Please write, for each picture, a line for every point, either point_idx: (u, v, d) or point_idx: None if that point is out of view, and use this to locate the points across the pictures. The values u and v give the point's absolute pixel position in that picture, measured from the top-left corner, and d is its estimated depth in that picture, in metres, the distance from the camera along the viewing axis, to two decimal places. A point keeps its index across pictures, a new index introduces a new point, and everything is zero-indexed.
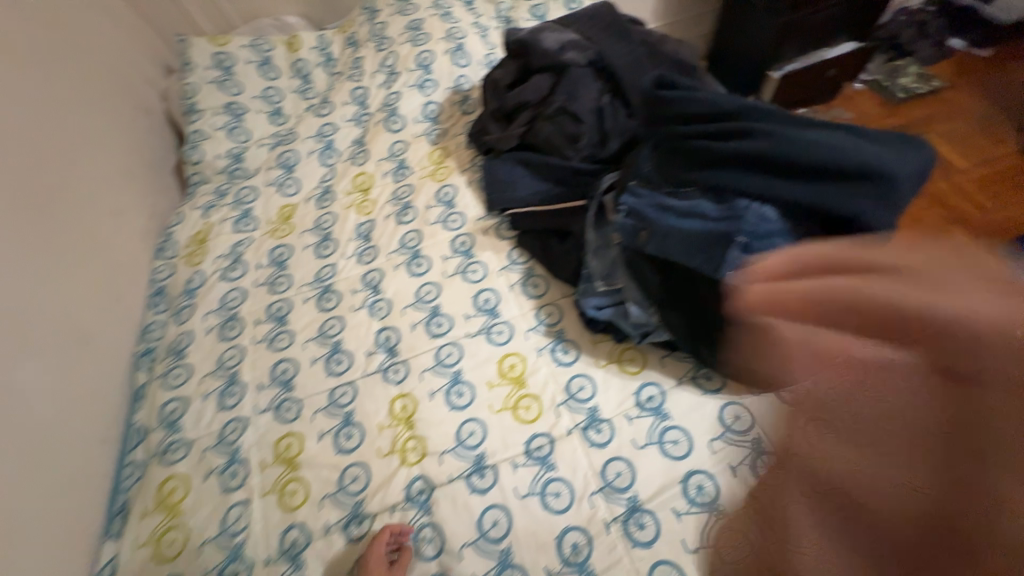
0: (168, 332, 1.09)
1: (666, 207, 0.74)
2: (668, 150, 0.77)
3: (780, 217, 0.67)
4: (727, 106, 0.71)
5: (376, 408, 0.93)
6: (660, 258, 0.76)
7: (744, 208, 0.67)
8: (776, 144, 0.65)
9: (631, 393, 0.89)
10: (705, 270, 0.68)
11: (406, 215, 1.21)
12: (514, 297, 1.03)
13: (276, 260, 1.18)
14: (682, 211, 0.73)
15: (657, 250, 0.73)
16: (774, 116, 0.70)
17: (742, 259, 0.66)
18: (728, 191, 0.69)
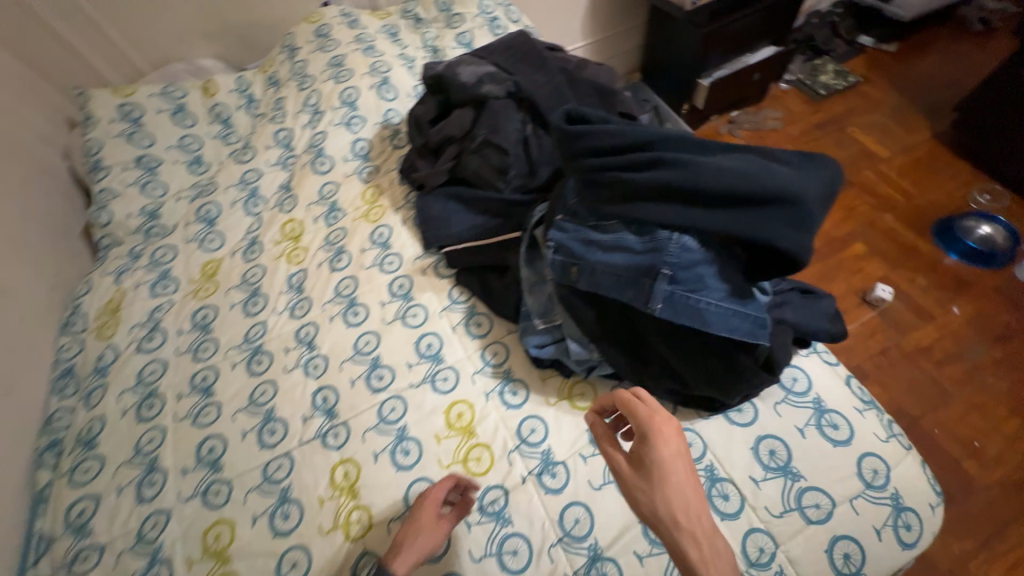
0: (78, 419, 0.98)
1: (592, 241, 0.73)
2: (587, 184, 0.75)
3: (700, 245, 0.66)
4: (637, 137, 0.71)
5: (315, 480, 0.85)
6: (593, 293, 0.74)
7: (665, 239, 0.66)
8: (688, 172, 0.64)
9: (583, 430, 0.85)
10: (636, 305, 0.68)
11: (340, 261, 1.14)
12: (458, 339, 0.98)
13: (200, 323, 1.09)
14: (608, 244, 0.72)
15: (589, 286, 0.72)
16: (682, 144, 0.70)
17: (669, 291, 0.66)
18: (648, 222, 0.68)
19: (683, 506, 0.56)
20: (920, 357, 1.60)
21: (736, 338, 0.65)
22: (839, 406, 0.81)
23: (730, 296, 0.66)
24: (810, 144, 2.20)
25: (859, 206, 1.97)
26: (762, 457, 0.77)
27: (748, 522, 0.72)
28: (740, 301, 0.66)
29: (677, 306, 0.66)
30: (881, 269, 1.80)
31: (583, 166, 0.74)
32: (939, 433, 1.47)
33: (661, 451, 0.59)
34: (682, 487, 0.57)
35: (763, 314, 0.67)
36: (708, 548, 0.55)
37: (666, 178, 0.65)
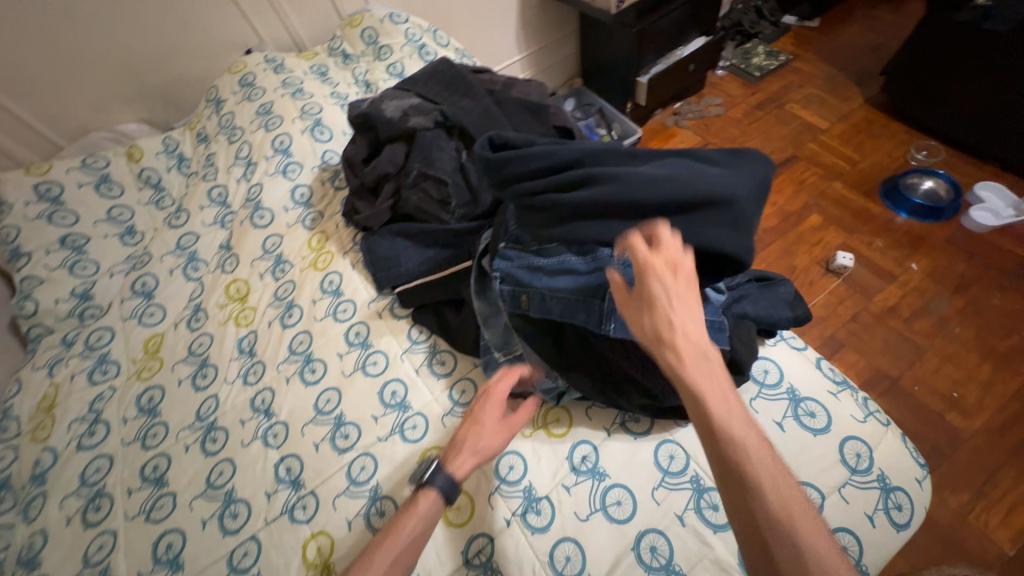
0: (17, 536, 0.89)
1: (537, 267, 0.73)
2: (523, 209, 0.75)
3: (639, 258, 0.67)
4: (564, 157, 0.72)
5: (285, 562, 0.79)
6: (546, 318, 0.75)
7: (606, 257, 0.68)
8: (616, 188, 0.65)
9: (563, 459, 0.81)
10: (590, 326, 0.68)
11: (291, 317, 1.08)
12: (423, 382, 0.93)
13: (146, 407, 1.01)
14: (552, 269, 0.73)
15: (541, 312, 0.73)
16: (609, 158, 0.72)
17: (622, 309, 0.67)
18: (586, 242, 0.69)
19: (669, 319, 0.52)
20: (889, 318, 1.63)
21: None
22: (813, 392, 0.79)
23: None
24: (754, 125, 2.25)
25: (808, 178, 2.02)
26: None
27: None
28: None
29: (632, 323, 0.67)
30: (839, 237, 1.84)
31: (517, 193, 0.75)
32: (919, 389, 1.49)
33: (655, 277, 0.54)
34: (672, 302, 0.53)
35: (719, 318, 0.72)
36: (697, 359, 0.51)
37: (595, 197, 0.66)
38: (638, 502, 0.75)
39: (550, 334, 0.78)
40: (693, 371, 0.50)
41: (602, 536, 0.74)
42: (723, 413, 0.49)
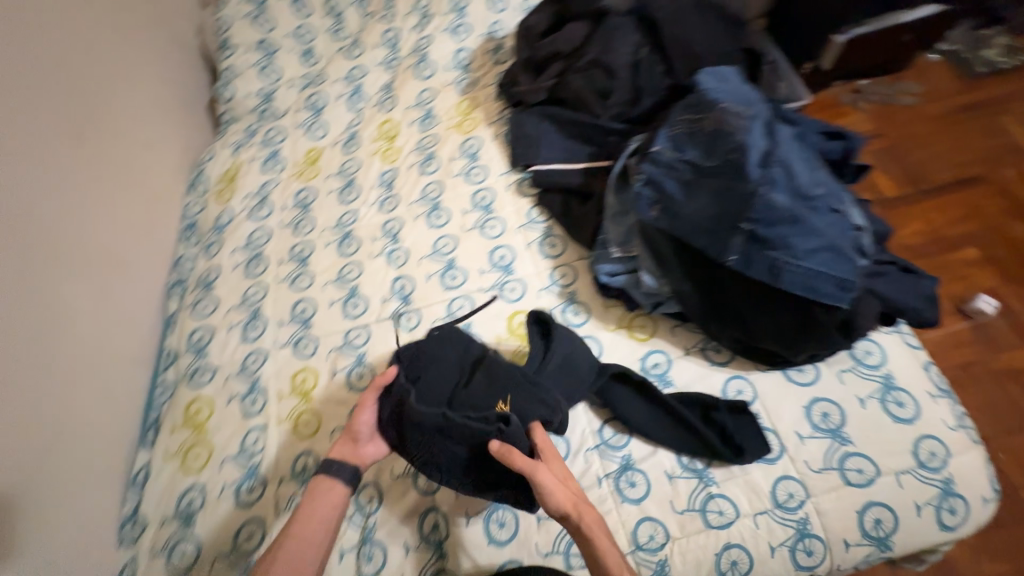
0: (199, 264, 1.14)
1: (677, 184, 0.74)
2: (724, 156, 0.70)
3: (653, 281, 0.80)
4: (731, 209, 0.68)
5: (386, 352, 0.95)
6: (617, 204, 0.85)
7: (639, 197, 0.78)
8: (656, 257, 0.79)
9: (637, 358, 0.88)
10: (618, 237, 0.84)
11: (430, 166, 1.19)
12: (530, 255, 1.02)
13: (301, 202, 1.19)
14: (654, 182, 0.77)
15: (616, 219, 0.85)
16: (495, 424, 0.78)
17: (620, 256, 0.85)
18: (663, 177, 0.76)
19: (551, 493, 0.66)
20: (1009, 380, 1.46)
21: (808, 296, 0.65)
22: (910, 386, 0.78)
23: (810, 260, 0.64)
24: (951, 129, 1.91)
25: (986, 208, 1.73)
26: (813, 417, 0.78)
27: (783, 469, 0.75)
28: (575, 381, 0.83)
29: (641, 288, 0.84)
30: (993, 281, 1.61)
31: (728, 144, 0.71)
32: (1004, 458, 1.37)
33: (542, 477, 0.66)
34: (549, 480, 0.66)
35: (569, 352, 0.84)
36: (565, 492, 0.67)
37: (662, 226, 0.75)
38: (686, 408, 0.80)
39: (620, 225, 0.85)
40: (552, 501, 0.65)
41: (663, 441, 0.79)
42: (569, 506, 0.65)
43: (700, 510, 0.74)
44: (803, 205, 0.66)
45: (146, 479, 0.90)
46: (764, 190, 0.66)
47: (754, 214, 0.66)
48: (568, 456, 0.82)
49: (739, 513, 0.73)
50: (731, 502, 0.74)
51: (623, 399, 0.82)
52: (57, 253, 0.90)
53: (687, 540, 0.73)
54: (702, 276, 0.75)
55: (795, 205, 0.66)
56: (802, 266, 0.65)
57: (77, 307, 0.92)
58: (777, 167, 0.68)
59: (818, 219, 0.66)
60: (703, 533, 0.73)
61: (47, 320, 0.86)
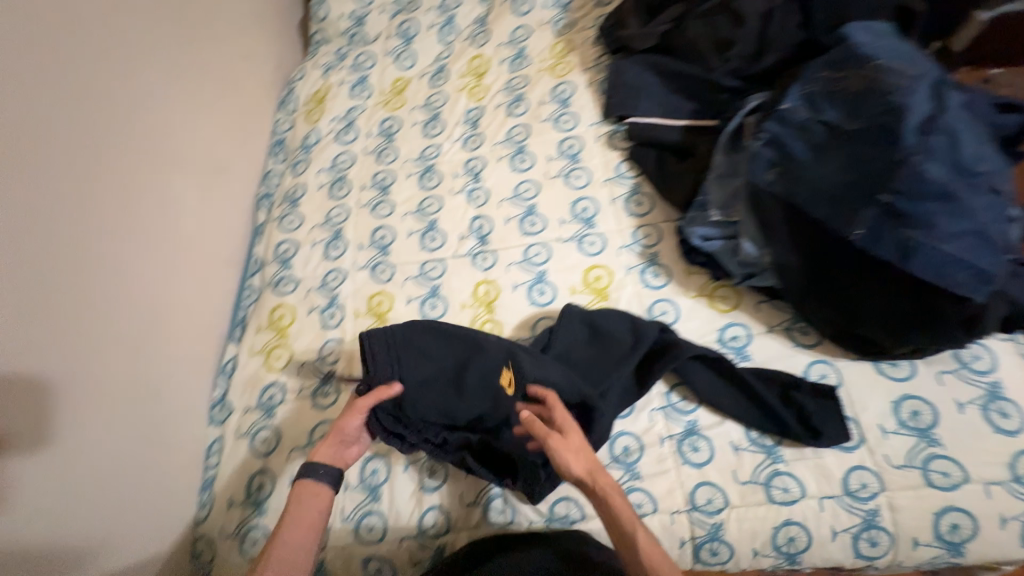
0: (286, 180, 1.18)
1: (804, 146, 0.69)
2: (869, 120, 0.64)
3: (753, 249, 0.76)
4: (868, 179, 0.63)
5: (461, 288, 0.97)
6: (725, 164, 0.81)
7: (756, 155, 0.73)
8: (760, 224, 0.75)
9: (715, 328, 0.86)
10: (720, 200, 0.80)
11: (518, 108, 1.15)
12: (615, 211, 0.99)
13: (386, 131, 1.19)
14: (777, 141, 0.72)
15: (720, 180, 0.81)
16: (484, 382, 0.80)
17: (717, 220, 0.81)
18: (790, 137, 0.71)
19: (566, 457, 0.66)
20: None
21: (940, 284, 0.60)
22: (1019, 398, 0.72)
23: (953, 245, 0.59)
24: None
25: None
26: (900, 413, 0.74)
27: (859, 460, 0.72)
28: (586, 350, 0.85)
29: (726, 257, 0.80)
30: None
31: (877, 106, 0.64)
32: None
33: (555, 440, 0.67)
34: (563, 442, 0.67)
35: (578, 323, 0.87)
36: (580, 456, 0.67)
37: (778, 190, 0.71)
38: (768, 391, 0.77)
39: (723, 188, 0.81)
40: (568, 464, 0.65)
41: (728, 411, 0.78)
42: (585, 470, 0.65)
43: (764, 485, 0.73)
44: (957, 184, 0.60)
45: (233, 370, 0.98)
46: (913, 161, 0.61)
47: (895, 187, 0.61)
48: (632, 412, 0.83)
49: (804, 494, 0.72)
50: (798, 482, 0.72)
51: (701, 376, 0.81)
52: (165, 152, 0.97)
53: (745, 510, 0.73)
54: (817, 249, 0.70)
55: (946, 183, 0.60)
56: (941, 250, 0.59)
57: (182, 203, 0.99)
58: (932, 138, 0.61)
59: (969, 202, 0.60)
60: (763, 506, 0.72)
61: (157, 212, 0.93)
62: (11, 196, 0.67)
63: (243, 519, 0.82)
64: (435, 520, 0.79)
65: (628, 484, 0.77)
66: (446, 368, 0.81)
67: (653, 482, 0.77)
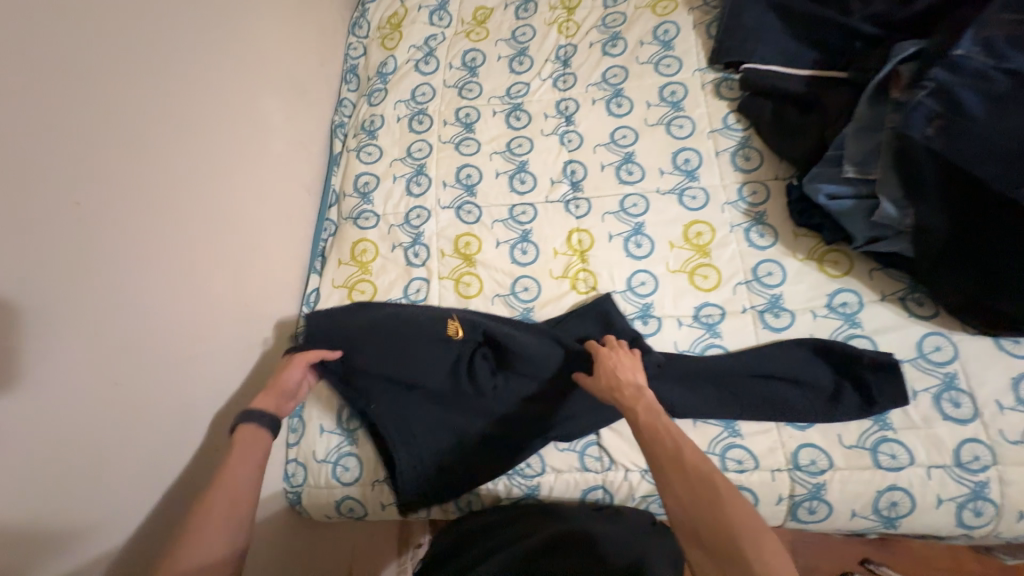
0: (361, 110, 1.11)
1: (974, 101, 0.66)
2: None
3: (887, 210, 0.72)
4: None
5: (553, 235, 0.94)
6: (863, 118, 0.76)
7: (916, 106, 0.69)
8: (903, 180, 0.70)
9: (823, 293, 0.83)
10: (856, 154, 0.75)
11: (615, 47, 1.06)
12: (720, 164, 0.93)
13: (468, 64, 1.11)
14: (943, 93, 0.67)
15: (855, 134, 0.76)
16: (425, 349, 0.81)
17: (849, 177, 0.76)
18: (960, 90, 0.67)
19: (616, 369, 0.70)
20: None
21: None
22: None
23: None
24: None
25: None
26: (1019, 390, 0.72)
27: (973, 433, 0.71)
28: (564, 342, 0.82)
29: (851, 219, 0.76)
30: None
31: None
32: None
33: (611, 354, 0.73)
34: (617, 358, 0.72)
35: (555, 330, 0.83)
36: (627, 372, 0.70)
37: (937, 143, 0.67)
38: (869, 370, 0.75)
39: (861, 141, 0.75)
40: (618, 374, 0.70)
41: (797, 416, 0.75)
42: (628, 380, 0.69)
43: (871, 450, 0.73)
44: None
45: (317, 302, 0.96)
46: None
47: None
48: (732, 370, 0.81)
49: (912, 461, 0.71)
50: (907, 449, 0.72)
51: (803, 362, 0.79)
52: (252, 68, 0.91)
53: (849, 472, 0.72)
54: (971, 212, 0.67)
55: None
56: None
57: (269, 124, 0.94)
58: None
59: None
60: (868, 470, 0.72)
61: (248, 131, 0.88)
62: (111, 96, 0.64)
63: (338, 445, 0.83)
64: (530, 463, 0.80)
65: (728, 440, 0.76)
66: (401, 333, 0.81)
67: (754, 441, 0.76)
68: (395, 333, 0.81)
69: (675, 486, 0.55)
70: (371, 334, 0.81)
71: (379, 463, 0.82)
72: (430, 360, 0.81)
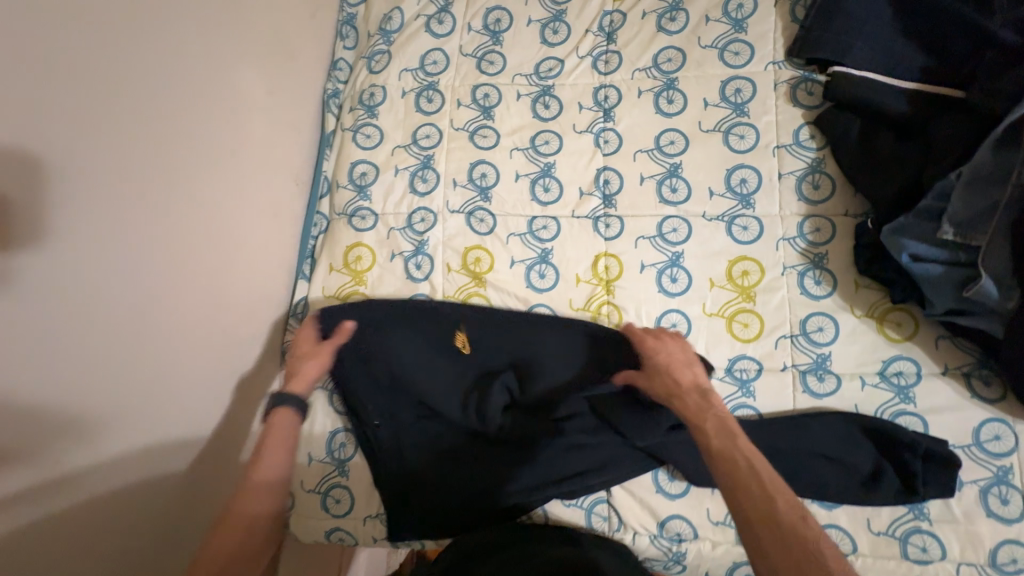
0: (359, 77, 0.93)
1: None
2: None
3: (986, 288, 0.61)
4: None
5: (577, 258, 0.81)
6: (977, 165, 0.62)
7: None
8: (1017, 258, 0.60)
9: (878, 359, 0.73)
10: (961, 213, 0.63)
11: (674, 22, 0.86)
12: (782, 190, 0.79)
13: (491, 27, 0.91)
14: None
15: (965, 187, 0.62)
16: (446, 366, 0.75)
17: (946, 239, 0.64)
18: None
19: (667, 360, 0.69)
20: None
21: None
22: None
23: None
24: None
25: None
26: None
27: (1016, 534, 0.65)
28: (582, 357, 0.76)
29: (936, 287, 0.65)
30: None
31: None
32: None
33: (659, 343, 0.71)
34: (668, 348, 0.70)
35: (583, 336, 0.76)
36: (681, 361, 0.69)
37: None
38: (914, 458, 0.67)
39: (971, 197, 0.62)
40: (671, 362, 0.68)
41: (828, 496, 0.69)
42: (680, 370, 0.68)
43: (900, 540, 0.67)
44: None
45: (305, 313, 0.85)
46: None
47: None
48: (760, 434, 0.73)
49: (943, 556, 0.66)
50: (940, 544, 0.66)
51: (853, 451, 0.70)
52: (220, 28, 0.74)
53: (872, 560, 0.68)
54: None
55: None
56: None
57: (247, 102, 0.78)
58: None
59: None
60: (893, 560, 0.67)
61: (218, 113, 0.73)
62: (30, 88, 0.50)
63: (326, 476, 0.78)
64: (532, 514, 0.75)
65: None
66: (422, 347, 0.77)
67: None
68: (407, 343, 0.76)
69: (764, 539, 0.51)
70: (390, 348, 0.76)
71: (371, 498, 0.77)
72: (439, 382, 0.75)
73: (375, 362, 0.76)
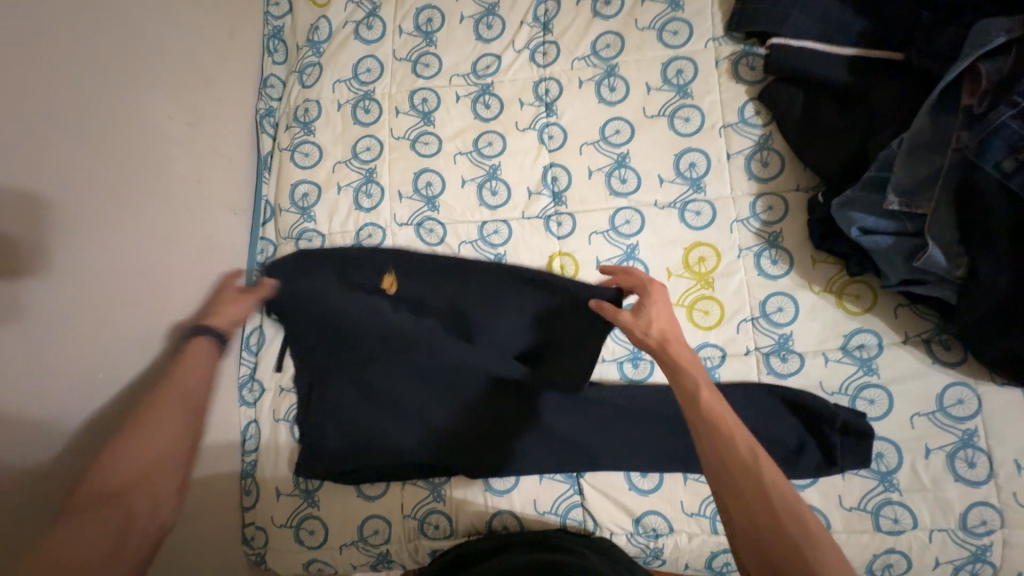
0: (292, 93, 0.89)
1: None
2: None
3: (935, 257, 0.60)
4: None
5: (531, 261, 0.79)
6: (919, 135, 0.61)
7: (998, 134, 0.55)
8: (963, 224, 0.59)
9: (839, 334, 0.72)
10: (906, 184, 0.62)
11: (609, 6, 0.83)
12: (732, 172, 0.77)
13: (423, 28, 0.88)
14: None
15: (908, 157, 0.62)
16: (380, 326, 0.72)
17: (893, 210, 0.63)
18: None
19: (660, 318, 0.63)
20: None
21: None
22: None
23: None
24: None
25: None
26: None
27: (984, 496, 0.66)
28: (496, 300, 0.74)
29: (887, 259, 0.65)
30: None
31: None
32: None
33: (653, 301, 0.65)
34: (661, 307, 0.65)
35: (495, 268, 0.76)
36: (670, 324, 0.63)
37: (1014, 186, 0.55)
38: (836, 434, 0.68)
39: (915, 167, 0.62)
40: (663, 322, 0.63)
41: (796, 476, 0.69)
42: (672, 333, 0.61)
43: (872, 513, 0.68)
44: None
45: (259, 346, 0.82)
46: None
47: None
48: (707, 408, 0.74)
49: (915, 525, 0.66)
50: (911, 513, 0.67)
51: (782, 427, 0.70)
52: (128, 56, 0.69)
53: (847, 537, 0.68)
54: None
55: None
56: None
57: (171, 132, 0.74)
58: None
59: None
60: (867, 534, 0.67)
61: (138, 148, 0.69)
62: None
63: (297, 509, 0.76)
64: (505, 522, 0.73)
65: None
66: (364, 312, 0.72)
67: None
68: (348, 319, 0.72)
69: (744, 494, 0.49)
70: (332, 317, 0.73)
71: (346, 526, 0.76)
72: (374, 330, 0.72)
73: (301, 308, 0.74)
